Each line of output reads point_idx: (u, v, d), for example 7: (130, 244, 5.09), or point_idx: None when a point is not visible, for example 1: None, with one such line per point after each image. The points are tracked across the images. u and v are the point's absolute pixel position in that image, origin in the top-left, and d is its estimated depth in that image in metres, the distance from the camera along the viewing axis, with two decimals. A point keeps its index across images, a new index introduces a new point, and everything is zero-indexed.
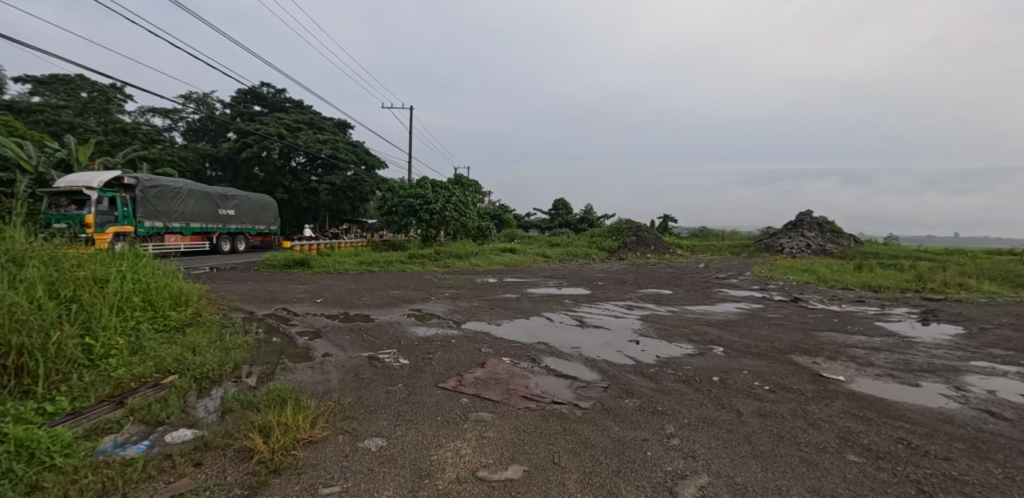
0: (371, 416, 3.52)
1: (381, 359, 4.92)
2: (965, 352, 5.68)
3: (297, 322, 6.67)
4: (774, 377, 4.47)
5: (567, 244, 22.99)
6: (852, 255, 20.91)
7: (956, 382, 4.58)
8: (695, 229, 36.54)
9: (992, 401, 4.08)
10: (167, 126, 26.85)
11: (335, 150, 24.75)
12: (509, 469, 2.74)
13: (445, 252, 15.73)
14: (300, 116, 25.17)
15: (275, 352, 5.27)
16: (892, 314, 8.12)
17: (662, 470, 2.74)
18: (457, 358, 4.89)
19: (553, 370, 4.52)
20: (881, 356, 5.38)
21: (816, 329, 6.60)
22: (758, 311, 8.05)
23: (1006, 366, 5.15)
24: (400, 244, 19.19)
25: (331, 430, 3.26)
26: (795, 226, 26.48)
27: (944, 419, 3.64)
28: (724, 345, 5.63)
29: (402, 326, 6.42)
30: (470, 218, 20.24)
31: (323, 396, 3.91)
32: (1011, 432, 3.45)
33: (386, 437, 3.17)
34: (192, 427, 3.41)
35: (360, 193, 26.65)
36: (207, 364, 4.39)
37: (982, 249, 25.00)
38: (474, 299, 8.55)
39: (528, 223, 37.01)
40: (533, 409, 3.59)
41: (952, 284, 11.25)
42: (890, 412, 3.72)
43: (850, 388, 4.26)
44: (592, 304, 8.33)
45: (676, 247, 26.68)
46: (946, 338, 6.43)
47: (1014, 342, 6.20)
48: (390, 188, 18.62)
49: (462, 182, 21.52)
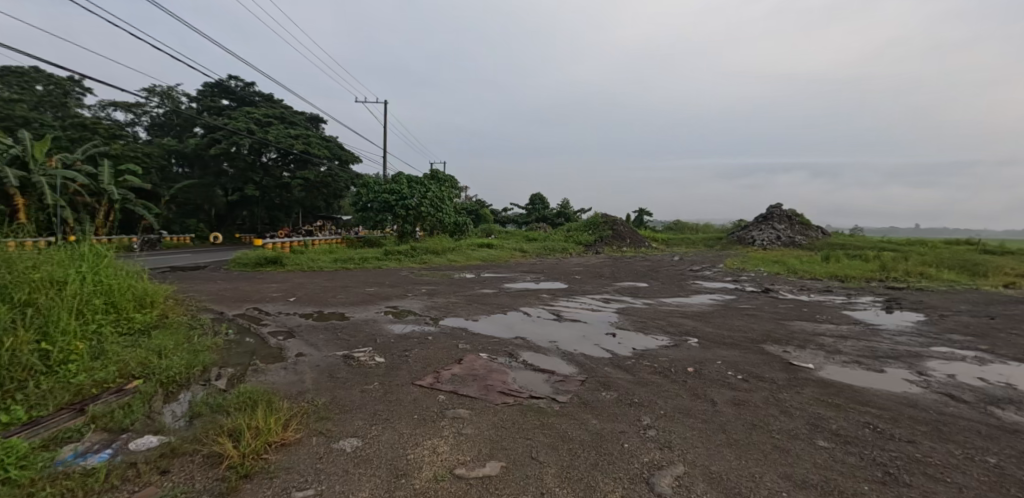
0: (347, 416, 3.45)
1: (357, 357, 4.84)
2: (927, 338, 5.93)
3: (270, 322, 6.47)
4: (747, 366, 4.57)
5: (544, 238, 23.20)
6: (821, 248, 21.45)
7: (919, 367, 4.76)
8: (671, 223, 37.03)
9: (951, 385, 4.26)
10: (130, 121, 25.74)
11: (307, 145, 24.21)
12: (487, 466, 2.72)
13: (422, 248, 15.56)
14: (270, 110, 24.42)
15: (247, 353, 5.12)
16: (859, 302, 8.44)
17: (639, 461, 2.76)
18: (435, 355, 4.83)
19: (530, 364, 4.52)
20: (848, 343, 5.56)
21: (787, 319, 6.75)
22: (733, 303, 8.14)
23: (964, 351, 5.40)
24: (376, 241, 18.93)
25: (304, 432, 3.19)
26: (765, 218, 27.14)
27: (908, 403, 3.79)
28: (699, 336, 5.73)
29: (378, 323, 6.29)
30: (447, 213, 20.11)
31: (297, 397, 3.82)
32: (970, 414, 3.61)
33: (363, 437, 3.12)
34: (158, 433, 3.28)
35: (335, 189, 26.19)
36: (174, 367, 4.24)
37: (942, 241, 23.05)
38: (451, 295, 8.46)
39: (505, 219, 36.94)
40: (510, 404, 3.58)
41: (913, 273, 11.69)
42: (858, 398, 3.83)
43: (819, 375, 4.39)
44: (569, 298, 8.34)
45: (651, 241, 27.09)
46: (910, 324, 6.70)
47: (972, 328, 6.50)
48: (365, 185, 18.32)
49: (440, 177, 21.33)
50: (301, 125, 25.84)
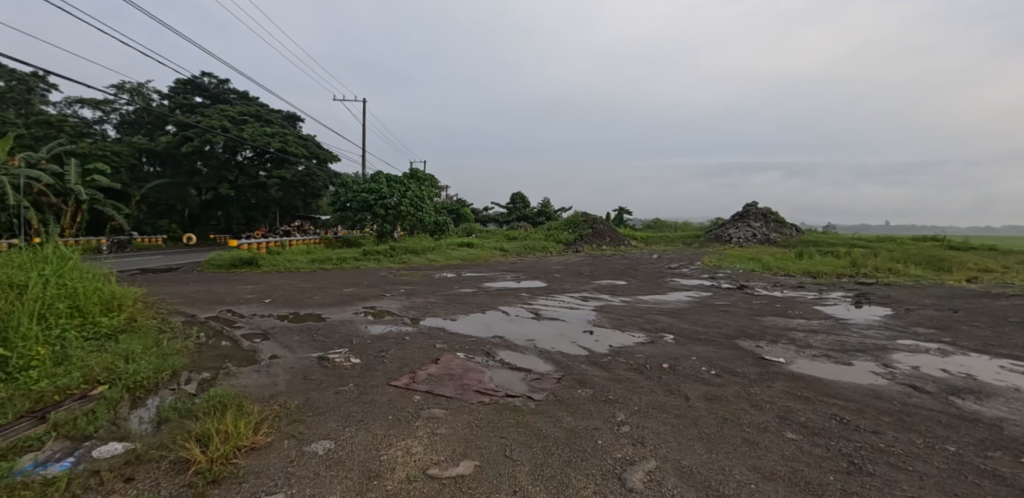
0: (320, 418, 3.40)
1: (332, 359, 4.77)
2: (893, 332, 6.13)
3: (243, 324, 6.34)
4: (720, 361, 4.64)
5: (525, 237, 23.23)
6: (794, 245, 21.96)
7: (885, 360, 4.91)
8: (650, 221, 37.48)
9: (915, 376, 4.40)
10: (98, 119, 24.89)
11: (284, 144, 23.78)
12: (460, 465, 2.70)
13: (401, 248, 15.43)
14: (245, 108, 23.91)
15: (219, 356, 5.00)
16: (830, 298, 8.66)
17: (611, 457, 2.78)
18: (411, 355, 4.79)
19: (507, 363, 4.52)
20: (818, 337, 5.70)
21: (760, 315, 6.89)
22: (709, 299, 8.27)
23: (928, 343, 5.59)
24: (355, 241, 18.69)
25: (275, 435, 3.12)
26: (741, 216, 27.65)
27: (874, 395, 3.90)
28: (675, 332, 5.81)
29: (354, 324, 6.21)
30: (427, 213, 19.97)
31: (269, 400, 3.75)
32: (932, 404, 3.74)
33: (336, 439, 3.07)
34: (123, 439, 3.18)
35: (313, 189, 25.78)
36: (142, 372, 4.12)
37: (911, 238, 23.77)
38: (431, 295, 8.41)
39: (486, 218, 36.88)
40: (486, 403, 3.57)
41: (882, 269, 12.04)
42: (826, 391, 3.93)
43: (789, 369, 4.49)
44: (547, 297, 8.37)
45: (631, 239, 27.37)
46: (877, 318, 6.91)
47: (935, 321, 6.74)
48: (344, 184, 18.09)
49: (419, 176, 21.18)
50: (278, 124, 25.35)
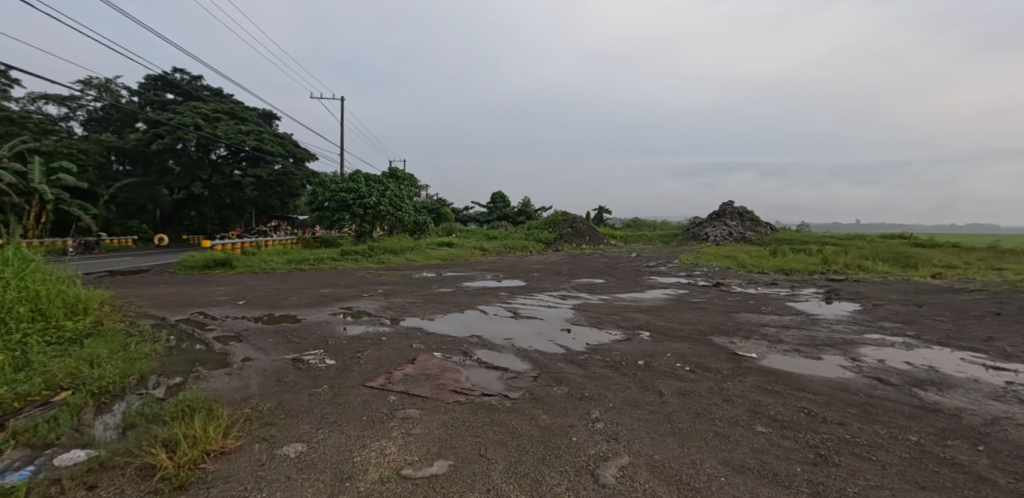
0: (293, 420, 3.34)
1: (306, 360, 4.69)
2: (861, 326, 6.32)
3: (216, 326, 6.19)
4: (695, 357, 4.72)
5: (505, 237, 23.25)
6: (769, 243, 22.47)
7: (853, 353, 5.06)
8: (630, 220, 37.90)
9: (881, 369, 4.54)
10: (64, 115, 24.00)
11: (260, 142, 23.30)
12: (434, 465, 2.69)
13: (380, 248, 15.29)
14: (219, 105, 23.35)
15: (189, 360, 4.87)
16: (801, 294, 8.88)
17: (585, 453, 2.80)
18: (388, 356, 4.75)
19: (484, 362, 4.52)
20: (790, 333, 5.85)
21: (735, 312, 7.02)
22: (685, 297, 8.40)
23: (893, 337, 5.79)
24: (333, 241, 18.44)
25: (246, 439, 3.06)
26: (718, 215, 28.17)
27: (842, 388, 4.01)
28: (651, 330, 5.89)
29: (330, 325, 6.13)
30: (407, 212, 19.82)
31: (241, 403, 3.67)
32: (896, 396, 3.86)
33: (308, 441, 3.03)
34: (86, 447, 3.07)
35: (290, 188, 25.33)
36: (107, 377, 3.99)
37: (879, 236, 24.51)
38: (409, 295, 8.35)
39: (467, 218, 36.76)
40: (462, 402, 3.56)
41: (852, 266, 12.39)
42: (795, 385, 4.03)
43: (761, 364, 4.59)
44: (526, 295, 8.39)
45: (610, 238, 27.64)
46: (846, 313, 7.12)
47: (901, 315, 6.97)
48: (321, 183, 17.84)
49: (399, 175, 21.01)
50: (253, 122, 24.81)
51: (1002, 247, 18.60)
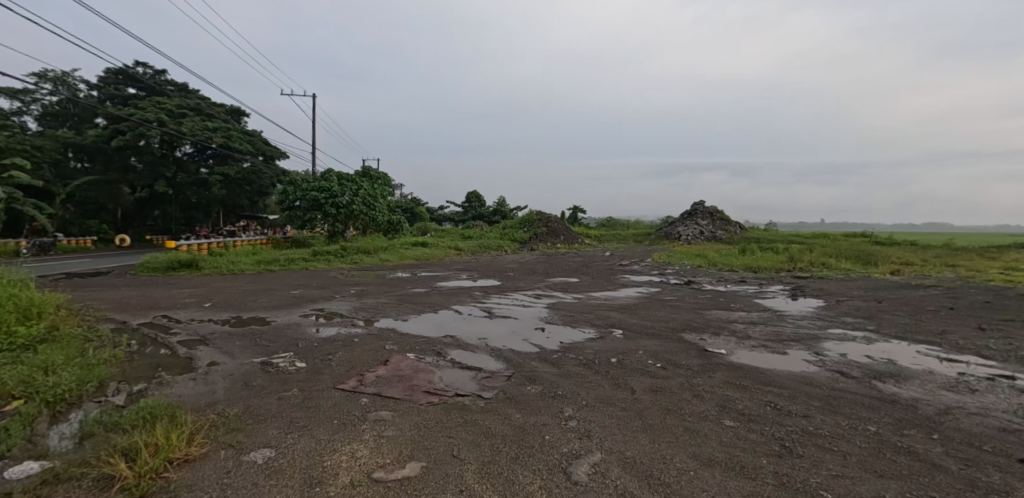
0: (261, 426, 3.25)
1: (276, 364, 4.58)
2: (824, 321, 6.56)
3: (180, 330, 5.98)
4: (666, 354, 4.81)
5: (481, 236, 23.22)
6: (738, 241, 23.06)
7: (816, 348, 5.24)
8: (604, 219, 38.35)
9: (842, 363, 4.72)
10: (15, 110, 22.75)
11: (228, 139, 22.61)
12: (406, 467, 2.66)
13: (353, 248, 15.06)
14: (185, 101, 22.56)
15: (152, 365, 4.69)
16: (769, 291, 9.16)
17: (558, 452, 2.82)
18: (360, 357, 4.68)
19: (458, 363, 4.49)
20: (757, 329, 6.02)
21: (705, 309, 7.19)
22: (657, 295, 8.56)
23: (854, 331, 6.02)
24: (305, 241, 18.06)
25: (211, 446, 2.96)
26: (690, 214, 28.78)
27: (806, 381, 4.15)
28: (624, 327, 5.97)
29: (301, 327, 6.00)
30: (381, 212, 19.56)
31: (206, 409, 3.55)
32: (856, 388, 4.02)
33: (277, 446, 2.95)
34: (39, 458, 2.92)
35: (260, 187, 24.65)
36: (63, 384, 3.80)
37: (843, 234, 25.51)
38: (383, 296, 8.25)
39: (442, 217, 36.51)
40: (435, 403, 3.53)
41: (816, 264, 12.84)
42: (762, 379, 4.15)
43: (730, 359, 4.71)
44: (501, 295, 8.39)
45: (584, 237, 27.92)
46: (810, 309, 7.37)
47: (861, 311, 7.26)
48: (292, 181, 17.45)
49: (372, 174, 20.72)
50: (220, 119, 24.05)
51: (954, 245, 19.59)
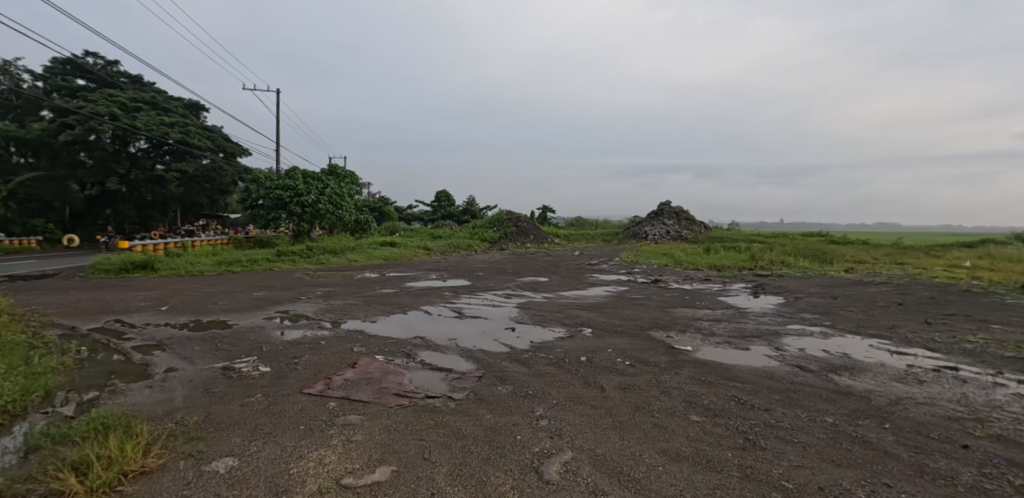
0: (223, 434, 3.13)
1: (238, 369, 4.42)
2: (783, 318, 6.83)
3: (134, 335, 5.69)
4: (635, 352, 4.90)
5: (450, 236, 23.08)
6: (703, 241, 23.72)
7: (777, 344, 5.45)
8: (573, 219, 38.77)
9: (801, 357, 4.93)
10: None
11: (186, 135, 21.66)
12: (376, 472, 2.61)
13: (319, 248, 14.70)
14: (139, 94, 21.47)
15: (103, 372, 4.44)
16: (732, 289, 9.47)
17: (530, 451, 2.83)
18: (327, 360, 4.57)
19: (428, 364, 4.45)
20: (721, 326, 6.22)
21: (671, 307, 7.36)
22: (625, 293, 8.72)
23: (811, 327, 6.30)
24: (268, 241, 17.50)
25: (169, 456, 2.83)
26: (656, 214, 29.43)
27: (767, 376, 4.31)
28: (593, 326, 6.05)
29: (265, 330, 5.81)
30: (348, 211, 19.16)
31: (163, 418, 3.39)
32: (813, 381, 4.21)
33: (240, 455, 2.85)
34: None
35: (220, 185, 23.72)
36: (5, 395, 3.54)
37: (800, 233, 26.64)
38: (350, 297, 8.08)
39: (411, 216, 36.05)
40: (405, 406, 3.49)
41: (776, 262, 13.35)
42: (726, 374, 4.29)
43: (696, 356, 4.85)
44: (471, 295, 8.36)
45: (554, 237, 28.15)
46: (771, 306, 7.67)
47: (818, 307, 7.60)
48: (254, 179, 16.87)
49: (339, 172, 20.28)
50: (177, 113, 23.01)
51: (901, 243, 20.76)
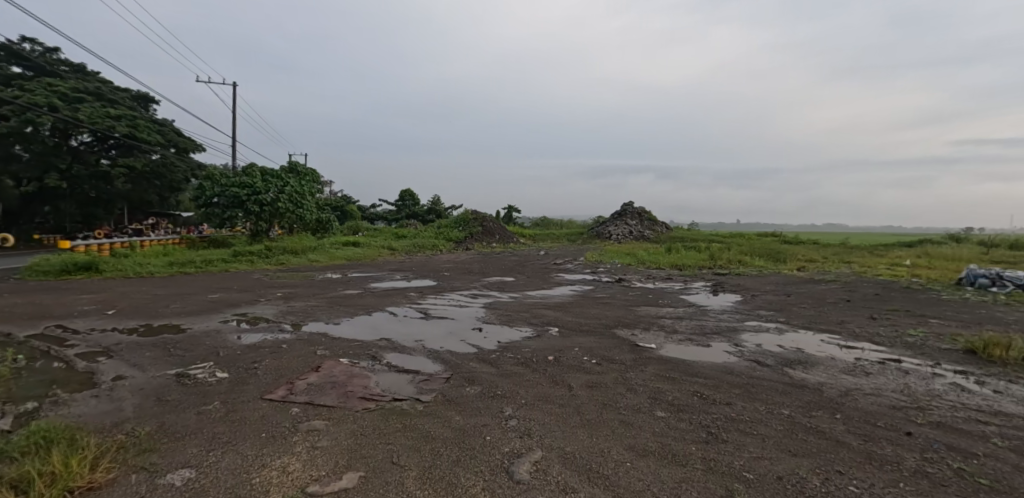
0: (178, 444, 2.97)
1: (193, 375, 4.21)
2: (741, 315, 7.11)
3: (77, 341, 5.33)
4: (601, 350, 4.98)
5: (415, 236, 22.82)
6: (665, 241, 24.37)
7: (736, 340, 5.66)
8: (539, 219, 39.04)
9: (758, 353, 5.14)
10: None
11: (134, 129, 20.46)
12: (343, 479, 2.54)
13: (279, 248, 14.21)
14: (81, 84, 20.11)
15: (43, 382, 4.13)
16: (692, 287, 9.77)
17: (500, 452, 2.83)
18: (288, 365, 4.42)
19: (395, 366, 4.38)
20: (683, 323, 6.41)
21: (635, 306, 7.53)
22: (590, 292, 8.85)
23: (767, 323, 6.58)
24: (224, 241, 16.77)
25: (118, 471, 2.66)
26: (620, 214, 30.04)
27: (727, 371, 4.47)
28: (559, 325, 6.11)
29: (222, 334, 5.56)
30: (310, 210, 18.60)
31: (110, 429, 3.18)
32: (770, 375, 4.40)
33: (198, 466, 2.72)
34: None
35: (172, 181, 22.53)
36: None
37: (755, 233, 27.75)
38: (312, 298, 7.85)
39: (374, 216, 35.31)
40: (372, 409, 3.42)
41: (733, 261, 13.86)
42: (688, 370, 4.43)
43: (660, 353, 4.97)
44: (437, 295, 8.28)
45: (520, 237, 28.26)
46: (730, 304, 7.96)
47: (773, 304, 7.94)
48: (209, 176, 16.14)
49: (299, 170, 19.68)
50: (124, 105, 21.71)
51: (847, 243, 22.00)
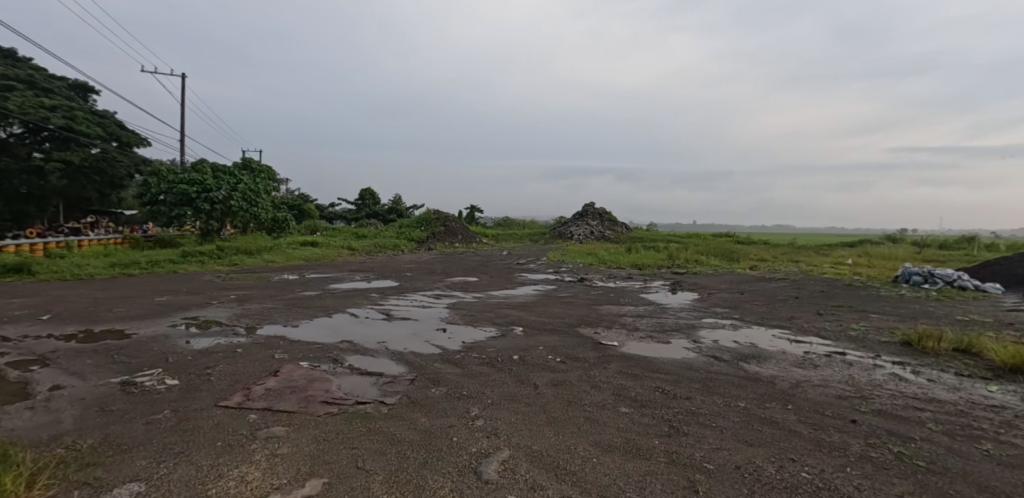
0: (125, 457, 2.79)
1: (140, 383, 3.97)
2: (698, 312, 7.37)
3: (5, 348, 4.92)
4: (565, 349, 5.05)
5: (375, 235, 22.39)
6: (625, 241, 24.94)
7: (694, 336, 5.87)
8: (502, 219, 39.13)
9: (715, 348, 5.35)
10: None
11: (70, 120, 19.07)
12: (307, 486, 2.47)
13: (231, 248, 13.61)
14: (9, 70, 18.55)
15: None
16: (652, 286, 10.05)
17: (467, 452, 2.82)
18: (244, 369, 4.24)
19: (357, 369, 4.28)
20: (643, 321, 6.59)
21: (597, 304, 7.67)
22: (553, 292, 8.95)
23: (722, 320, 6.86)
24: (172, 241, 15.90)
25: (57, 487, 2.47)
26: (581, 215, 30.54)
27: (687, 366, 4.64)
28: (524, 325, 6.15)
29: (171, 339, 5.27)
30: (265, 208, 17.90)
31: (47, 443, 2.95)
32: (726, 369, 4.59)
33: (147, 479, 2.56)
34: None
35: (113, 177, 21.14)
36: None
37: (710, 234, 28.83)
38: (269, 300, 7.56)
39: (333, 215, 34.34)
40: (335, 414, 3.33)
41: (690, 261, 14.36)
42: (650, 367, 4.56)
43: (622, 351, 5.09)
44: (399, 296, 8.16)
45: (483, 237, 28.23)
46: (687, 302, 8.24)
47: (727, 302, 8.28)
48: (155, 172, 15.26)
49: (254, 167, 18.93)
50: (59, 95, 20.19)
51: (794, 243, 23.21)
